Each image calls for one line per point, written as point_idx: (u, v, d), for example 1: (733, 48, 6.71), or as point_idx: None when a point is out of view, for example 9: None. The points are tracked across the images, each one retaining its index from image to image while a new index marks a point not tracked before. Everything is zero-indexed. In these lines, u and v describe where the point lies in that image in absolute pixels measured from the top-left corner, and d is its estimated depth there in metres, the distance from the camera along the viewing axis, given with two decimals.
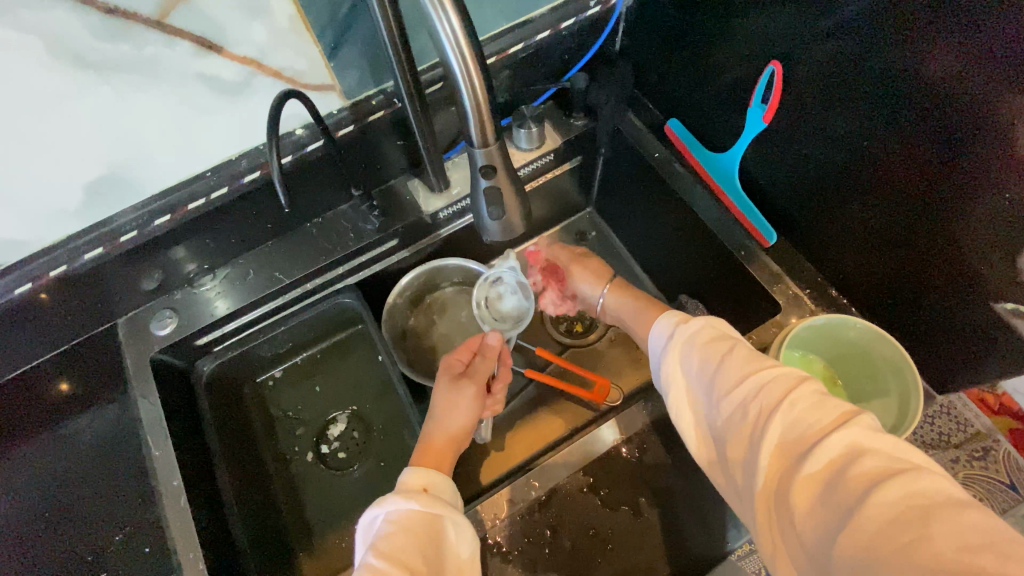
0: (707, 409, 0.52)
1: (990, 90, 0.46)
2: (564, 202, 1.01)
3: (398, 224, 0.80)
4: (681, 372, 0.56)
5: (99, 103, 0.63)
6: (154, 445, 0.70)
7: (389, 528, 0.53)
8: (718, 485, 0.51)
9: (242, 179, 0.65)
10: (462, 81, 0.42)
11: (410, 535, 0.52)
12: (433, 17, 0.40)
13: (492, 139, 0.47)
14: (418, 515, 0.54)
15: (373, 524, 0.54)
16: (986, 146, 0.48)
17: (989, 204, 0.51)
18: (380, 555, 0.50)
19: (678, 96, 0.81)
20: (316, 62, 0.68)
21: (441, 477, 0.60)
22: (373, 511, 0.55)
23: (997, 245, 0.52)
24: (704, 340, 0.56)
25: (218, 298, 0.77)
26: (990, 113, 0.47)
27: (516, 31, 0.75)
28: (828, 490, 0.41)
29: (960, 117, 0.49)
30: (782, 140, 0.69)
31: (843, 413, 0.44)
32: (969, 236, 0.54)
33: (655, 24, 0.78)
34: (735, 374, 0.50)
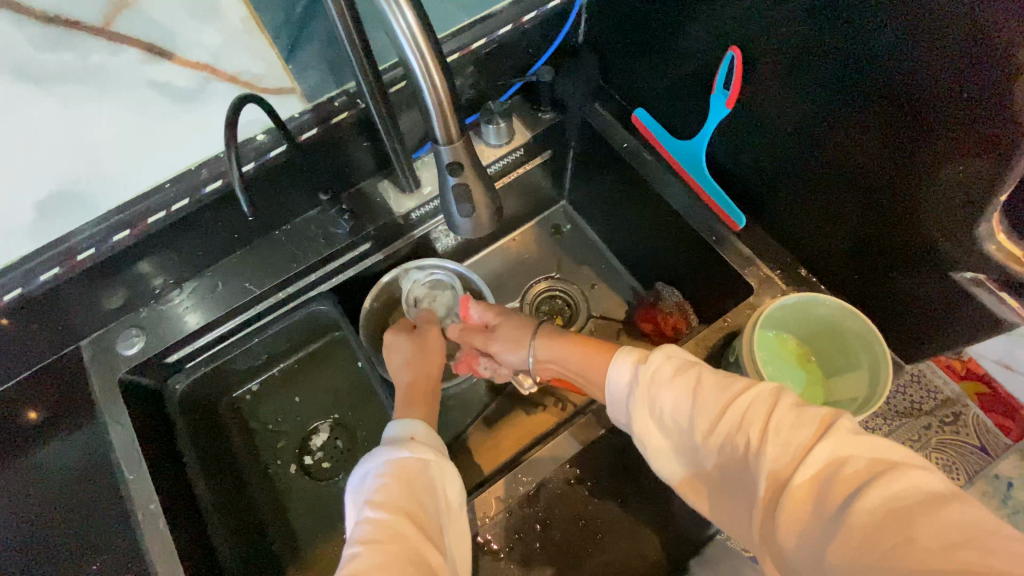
0: (687, 443, 0.52)
1: (945, 68, 0.47)
2: (537, 196, 1.01)
3: (369, 227, 0.78)
4: (651, 412, 0.55)
5: (51, 113, 0.65)
6: (129, 468, 0.68)
7: (382, 481, 0.55)
8: (716, 512, 0.51)
9: (204, 189, 0.62)
10: (422, 78, 0.41)
11: (401, 483, 0.54)
12: (388, 15, 0.39)
13: (458, 133, 0.46)
14: (411, 466, 0.56)
15: (367, 476, 0.56)
16: (946, 123, 0.49)
17: (948, 178, 0.52)
18: (377, 508, 0.52)
19: (644, 86, 0.81)
20: (272, 65, 0.68)
21: (424, 428, 0.63)
22: (365, 466, 0.57)
23: (957, 221, 0.54)
24: (668, 376, 0.55)
25: (187, 313, 0.75)
26: (945, 89, 0.48)
27: (478, 26, 0.75)
28: (817, 506, 0.41)
29: (920, 96, 0.50)
30: (746, 125, 0.70)
31: (820, 421, 0.45)
32: (930, 212, 0.56)
33: (617, 15, 0.78)
34: (712, 406, 0.50)
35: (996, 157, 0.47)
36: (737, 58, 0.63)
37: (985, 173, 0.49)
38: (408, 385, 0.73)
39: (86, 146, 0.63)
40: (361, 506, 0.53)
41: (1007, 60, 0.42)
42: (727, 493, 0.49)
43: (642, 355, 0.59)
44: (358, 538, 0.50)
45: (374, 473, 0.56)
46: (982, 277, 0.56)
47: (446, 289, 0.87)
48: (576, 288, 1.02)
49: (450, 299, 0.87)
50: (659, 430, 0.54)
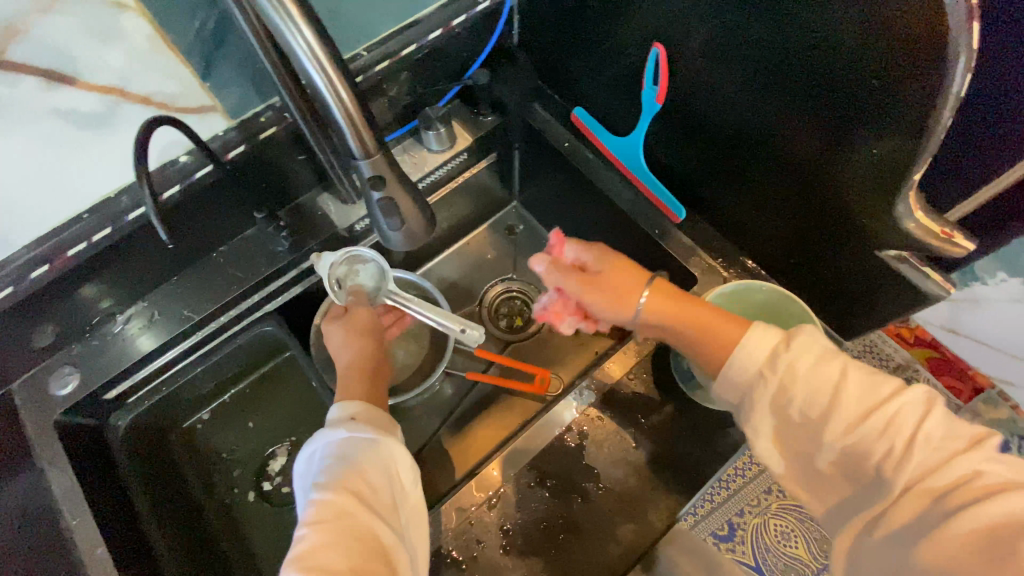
0: (804, 438, 0.51)
1: (858, 49, 0.48)
2: (487, 198, 1.00)
3: (311, 242, 0.76)
4: (771, 405, 0.52)
5: None
6: (71, 513, 0.65)
7: (329, 461, 0.53)
8: (802, 496, 0.54)
9: (125, 217, 0.60)
10: (329, 96, 0.41)
11: (344, 463, 0.53)
12: (287, 35, 0.38)
13: (375, 148, 0.45)
14: (357, 445, 0.54)
15: (313, 458, 0.55)
16: (862, 104, 0.51)
17: (866, 160, 0.54)
18: (323, 490, 0.51)
19: (580, 84, 0.82)
20: (189, 85, 0.64)
21: (365, 404, 0.60)
22: (314, 446, 0.55)
23: (879, 200, 0.56)
24: (807, 365, 0.51)
25: (140, 333, 0.73)
26: (860, 70, 0.49)
27: (407, 32, 0.73)
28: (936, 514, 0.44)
29: (838, 77, 0.51)
30: (678, 119, 0.71)
31: (974, 436, 0.46)
32: (855, 192, 0.58)
33: (547, 14, 0.78)
34: (879, 394, 0.49)
35: (908, 138, 0.49)
36: (662, 54, 0.65)
37: (901, 151, 0.50)
38: (345, 366, 0.71)
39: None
40: (309, 487, 0.53)
41: (914, 43, 0.44)
42: (820, 483, 0.51)
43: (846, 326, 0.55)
44: (305, 520, 0.49)
45: (322, 454, 0.54)
46: (905, 254, 0.58)
47: (367, 262, 0.77)
48: (533, 287, 1.02)
49: (375, 271, 0.77)
50: (771, 421, 0.53)
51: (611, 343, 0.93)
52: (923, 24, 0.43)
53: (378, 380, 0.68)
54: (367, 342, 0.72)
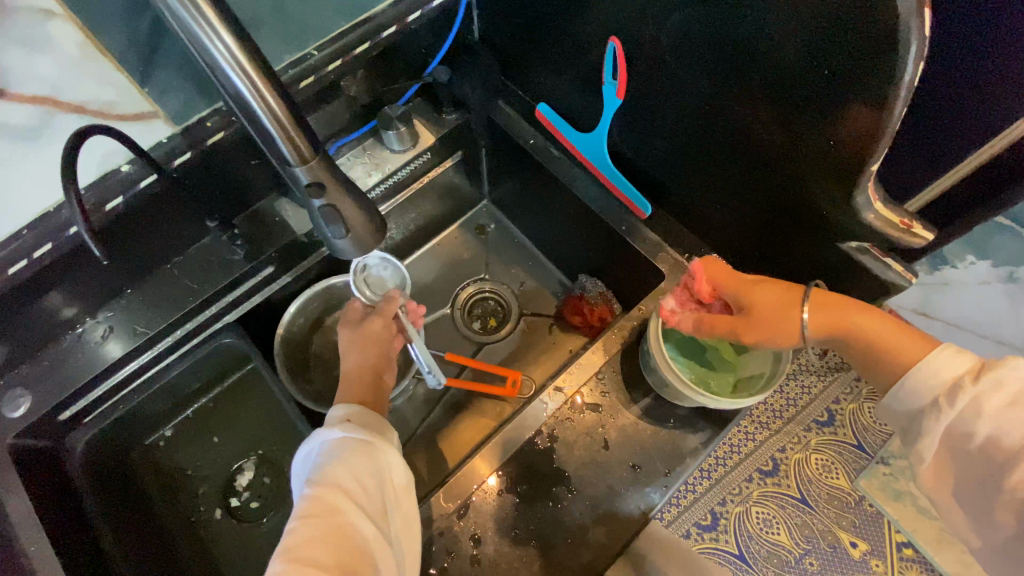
0: (984, 479, 0.48)
1: (809, 39, 0.47)
2: (456, 198, 0.99)
3: (267, 250, 0.75)
4: (958, 443, 0.49)
5: None
6: (28, 539, 0.61)
7: (326, 459, 0.52)
8: (949, 517, 0.53)
9: (67, 231, 0.57)
10: (256, 103, 0.39)
11: (340, 460, 0.51)
12: (204, 41, 0.36)
13: (310, 155, 0.42)
14: (355, 445, 0.53)
15: (309, 458, 0.53)
16: (818, 94, 0.50)
17: (823, 151, 0.54)
18: (315, 487, 0.49)
19: (543, 80, 0.81)
20: (125, 89, 0.60)
21: (366, 409, 0.58)
22: (312, 444, 0.54)
23: (838, 191, 0.55)
24: (996, 402, 0.47)
25: (108, 340, 0.71)
26: (813, 59, 0.48)
27: (358, 30, 0.69)
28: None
29: (792, 67, 0.50)
30: (640, 113, 0.70)
31: None
32: (815, 183, 0.57)
33: (506, 8, 0.77)
34: (1010, 435, 0.46)
35: (862, 126, 0.49)
36: (619, 49, 0.64)
37: (858, 141, 0.50)
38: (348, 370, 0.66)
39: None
40: (304, 484, 0.51)
41: (865, 30, 0.43)
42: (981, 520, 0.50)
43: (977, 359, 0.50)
44: (297, 514, 0.48)
45: (319, 453, 0.52)
46: (866, 245, 0.59)
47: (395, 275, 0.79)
48: (506, 287, 1.01)
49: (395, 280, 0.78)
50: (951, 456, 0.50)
51: (585, 341, 0.93)
52: (870, 11, 0.42)
53: (376, 390, 0.65)
54: (373, 350, 0.67)
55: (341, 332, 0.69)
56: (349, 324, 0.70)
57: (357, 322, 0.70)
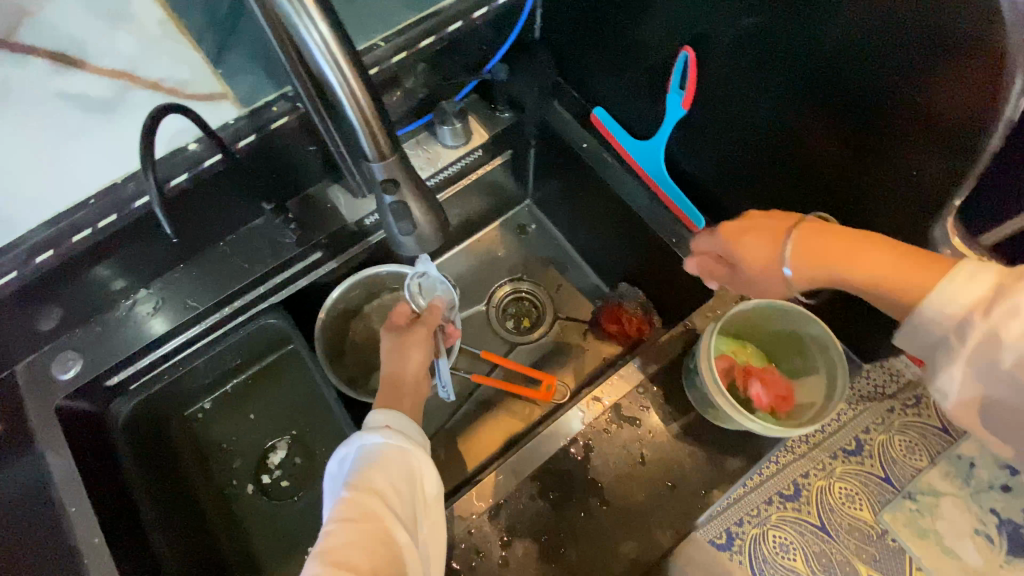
0: None
1: (901, 68, 0.45)
2: (500, 196, 0.98)
3: (319, 235, 0.75)
4: None
5: None
6: (69, 500, 0.64)
7: (364, 463, 0.51)
8: None
9: (133, 204, 0.58)
10: (343, 94, 0.39)
11: (378, 468, 0.51)
12: (300, 31, 0.36)
13: (389, 154, 0.43)
14: (393, 453, 0.53)
15: (345, 459, 0.53)
16: (903, 124, 0.48)
17: (901, 176, 0.52)
18: (352, 491, 0.49)
19: (601, 84, 0.79)
20: (198, 70, 0.63)
21: (404, 415, 0.58)
22: (350, 446, 0.53)
23: (915, 220, 0.54)
24: None
25: (148, 322, 0.72)
26: (903, 90, 0.46)
27: (425, 23, 0.71)
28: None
29: (877, 95, 0.48)
30: (704, 124, 0.68)
31: None
32: (890, 212, 0.55)
33: (571, 10, 0.76)
34: None
35: (948, 158, 0.47)
36: (692, 58, 0.61)
37: (943, 174, 0.48)
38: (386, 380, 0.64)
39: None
40: (340, 487, 0.51)
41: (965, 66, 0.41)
42: None
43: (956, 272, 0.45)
44: (333, 517, 0.48)
45: (357, 455, 0.52)
46: None
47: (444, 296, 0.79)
48: (543, 289, 1.00)
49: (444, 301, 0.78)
50: None
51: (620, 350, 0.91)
52: (972, 44, 0.40)
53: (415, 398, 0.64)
54: (417, 355, 0.66)
55: (386, 336, 0.68)
56: (395, 328, 0.69)
57: (403, 326, 0.69)
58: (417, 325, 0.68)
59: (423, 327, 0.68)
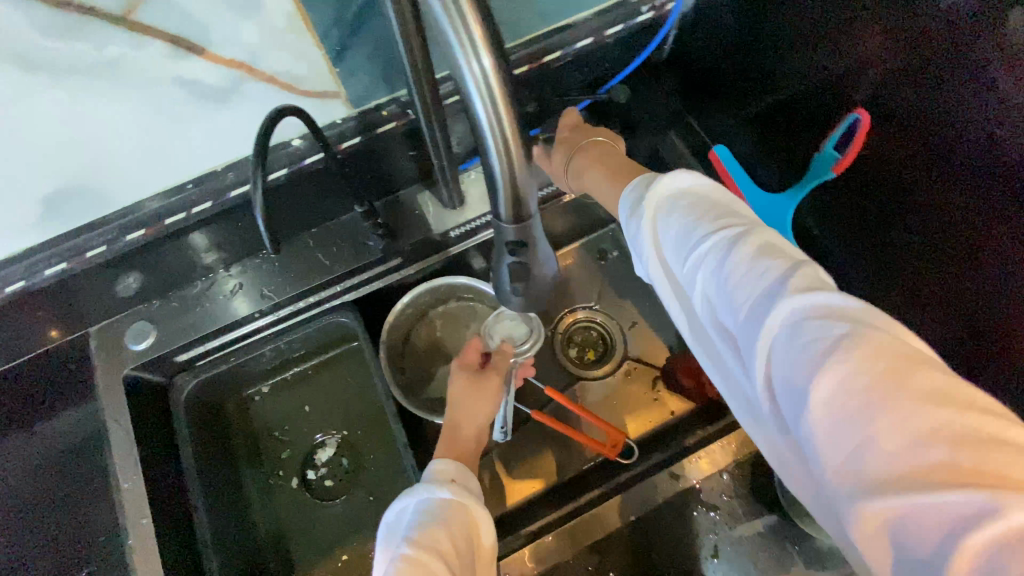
0: None
1: None
2: (588, 218, 0.92)
3: (403, 244, 0.72)
4: None
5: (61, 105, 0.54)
6: (124, 476, 0.65)
7: (424, 517, 0.50)
8: None
9: (228, 194, 0.56)
10: (491, 133, 0.34)
11: (438, 523, 0.49)
12: (460, 63, 0.32)
13: (531, 217, 0.38)
14: (453, 508, 0.51)
15: (404, 511, 0.51)
16: None
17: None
18: (410, 544, 0.46)
19: (729, 121, 0.72)
20: (317, 67, 0.57)
21: (465, 468, 0.57)
22: (408, 498, 0.52)
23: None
24: None
25: (239, 294, 0.72)
26: None
27: (555, 37, 0.64)
28: (804, 371, 0.34)
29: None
30: (847, 193, 0.59)
31: None
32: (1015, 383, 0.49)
33: (712, 37, 0.68)
34: None
35: None
36: (863, 122, 0.52)
37: None
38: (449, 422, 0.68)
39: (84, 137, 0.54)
40: (397, 539, 0.49)
41: None
42: None
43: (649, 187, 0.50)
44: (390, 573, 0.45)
45: (416, 508, 0.51)
46: None
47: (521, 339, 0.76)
48: (615, 323, 0.93)
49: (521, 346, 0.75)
50: None
51: (694, 408, 0.84)
52: None
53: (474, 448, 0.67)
54: (481, 406, 0.68)
55: (456, 376, 0.70)
56: (466, 368, 0.70)
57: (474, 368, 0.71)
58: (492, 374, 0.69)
59: (495, 378, 0.69)
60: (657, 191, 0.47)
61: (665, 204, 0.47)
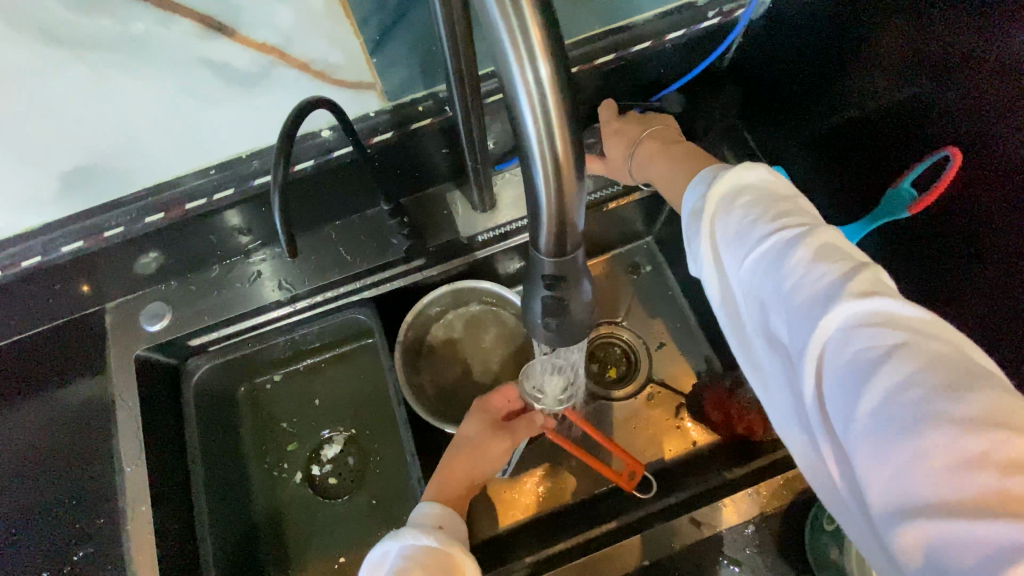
0: None
1: None
2: (622, 229, 0.87)
3: (430, 244, 0.69)
4: None
5: (64, 89, 0.43)
6: (126, 459, 0.63)
7: (408, 561, 0.52)
8: None
9: (252, 181, 0.56)
10: (535, 151, 0.30)
11: (420, 568, 0.51)
12: (514, 72, 0.28)
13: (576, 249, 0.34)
14: (436, 555, 0.53)
15: (388, 555, 0.53)
16: None
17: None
18: None
19: (790, 143, 0.66)
20: (354, 57, 0.49)
21: (453, 515, 0.60)
22: (392, 542, 0.54)
23: None
24: None
25: (263, 279, 0.70)
26: None
27: (611, 38, 0.60)
28: (852, 384, 0.33)
29: None
30: (917, 236, 0.53)
31: None
32: None
33: (782, 53, 0.63)
34: None
35: None
36: (955, 162, 0.46)
37: None
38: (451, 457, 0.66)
39: (81, 108, 0.44)
40: None
41: None
42: None
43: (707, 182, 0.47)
44: None
45: (401, 551, 0.53)
46: None
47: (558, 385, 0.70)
48: (641, 341, 0.89)
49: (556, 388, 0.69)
50: None
51: (721, 442, 0.79)
52: None
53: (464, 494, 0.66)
54: (486, 454, 0.67)
55: (477, 418, 0.69)
56: (489, 413, 0.69)
57: (494, 419, 0.69)
58: (517, 428, 0.69)
59: (518, 435, 0.69)
60: (721, 181, 0.43)
61: (725, 195, 0.43)
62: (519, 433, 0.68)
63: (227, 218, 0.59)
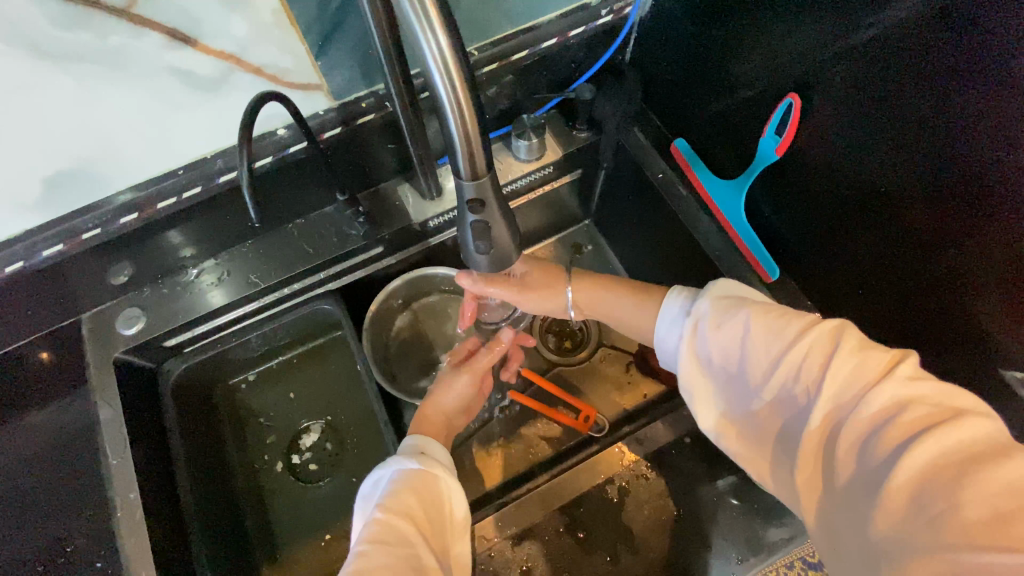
0: None
1: (990, 152, 0.44)
2: (561, 212, 0.96)
3: (385, 231, 0.77)
4: None
5: (59, 95, 0.50)
6: (112, 452, 0.66)
7: (401, 486, 0.53)
8: None
9: (217, 178, 0.64)
10: (448, 100, 0.38)
11: (409, 492, 0.52)
12: (419, 38, 0.36)
13: (486, 171, 0.43)
14: (429, 479, 0.54)
15: (380, 482, 0.54)
16: (995, 197, 0.45)
17: (997, 259, 0.48)
18: (386, 514, 0.50)
19: (688, 116, 0.78)
20: (302, 60, 0.59)
21: (438, 444, 0.61)
22: (385, 470, 0.55)
23: (1005, 295, 0.49)
24: None
25: (213, 288, 0.74)
26: (990, 168, 0.45)
27: (521, 38, 0.71)
28: (876, 464, 0.40)
29: (963, 171, 0.47)
30: (795, 172, 0.65)
31: None
32: (976, 283, 0.51)
33: (667, 41, 0.75)
34: None
35: None
36: (795, 105, 0.59)
37: None
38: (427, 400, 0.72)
39: (72, 114, 0.52)
40: (372, 508, 0.52)
41: None
42: None
43: (695, 294, 0.58)
44: (366, 538, 0.48)
45: (393, 477, 0.54)
46: None
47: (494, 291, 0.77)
48: None
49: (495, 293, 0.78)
50: None
51: (664, 391, 0.88)
52: None
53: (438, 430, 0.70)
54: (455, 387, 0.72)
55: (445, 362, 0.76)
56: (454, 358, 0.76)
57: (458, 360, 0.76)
58: (485, 356, 0.74)
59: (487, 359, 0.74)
60: (712, 292, 0.55)
61: (722, 301, 0.54)
62: (478, 363, 0.74)
63: (171, 236, 0.67)
